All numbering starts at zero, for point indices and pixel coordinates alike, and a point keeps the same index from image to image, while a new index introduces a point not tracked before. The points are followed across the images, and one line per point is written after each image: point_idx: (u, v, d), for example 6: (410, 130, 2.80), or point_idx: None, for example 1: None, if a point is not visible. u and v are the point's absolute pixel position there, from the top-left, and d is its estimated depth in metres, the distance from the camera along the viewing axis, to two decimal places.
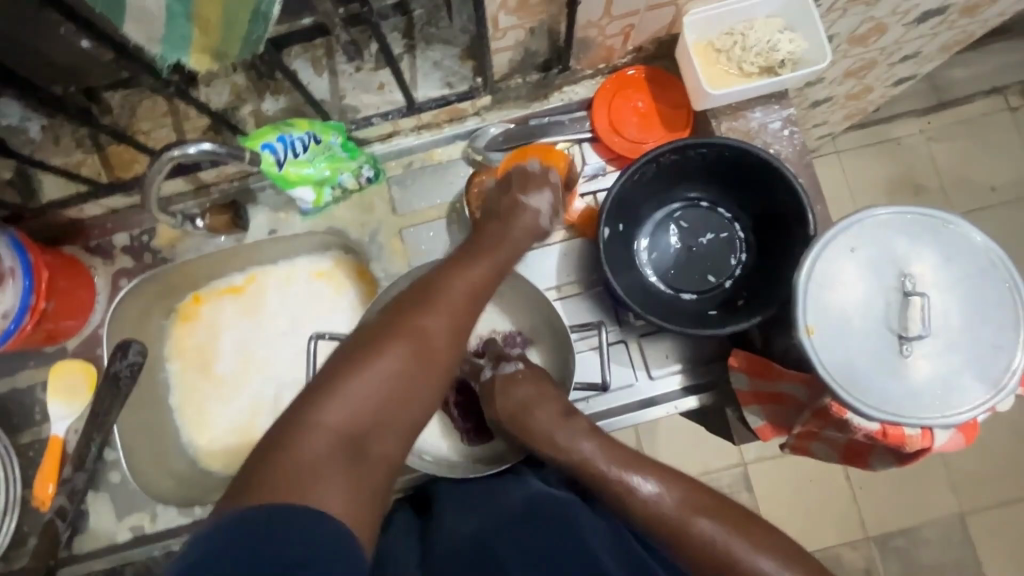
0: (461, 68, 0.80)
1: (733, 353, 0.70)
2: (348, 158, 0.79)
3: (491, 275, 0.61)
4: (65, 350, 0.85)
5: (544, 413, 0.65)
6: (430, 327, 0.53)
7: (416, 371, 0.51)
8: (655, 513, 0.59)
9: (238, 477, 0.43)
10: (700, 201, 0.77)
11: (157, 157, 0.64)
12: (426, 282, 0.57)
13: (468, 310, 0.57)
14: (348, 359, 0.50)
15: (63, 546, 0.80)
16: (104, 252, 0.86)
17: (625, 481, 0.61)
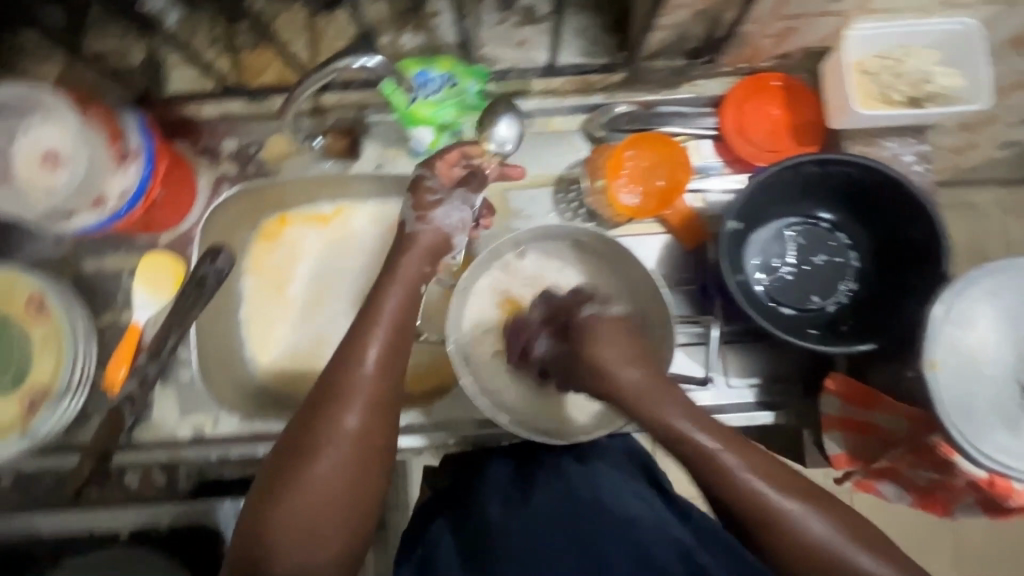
0: (604, 40, 0.78)
1: (829, 377, 0.69)
2: (475, 109, 0.79)
3: (389, 357, 0.63)
4: (157, 243, 0.86)
5: (636, 372, 0.61)
6: (343, 422, 0.59)
7: (338, 470, 0.58)
8: (756, 503, 0.55)
9: None
10: (822, 221, 0.76)
11: (326, 64, 0.68)
12: (334, 374, 0.62)
13: (389, 392, 0.63)
14: (276, 483, 0.58)
15: (126, 431, 0.81)
16: (210, 155, 0.86)
17: (722, 462, 0.56)
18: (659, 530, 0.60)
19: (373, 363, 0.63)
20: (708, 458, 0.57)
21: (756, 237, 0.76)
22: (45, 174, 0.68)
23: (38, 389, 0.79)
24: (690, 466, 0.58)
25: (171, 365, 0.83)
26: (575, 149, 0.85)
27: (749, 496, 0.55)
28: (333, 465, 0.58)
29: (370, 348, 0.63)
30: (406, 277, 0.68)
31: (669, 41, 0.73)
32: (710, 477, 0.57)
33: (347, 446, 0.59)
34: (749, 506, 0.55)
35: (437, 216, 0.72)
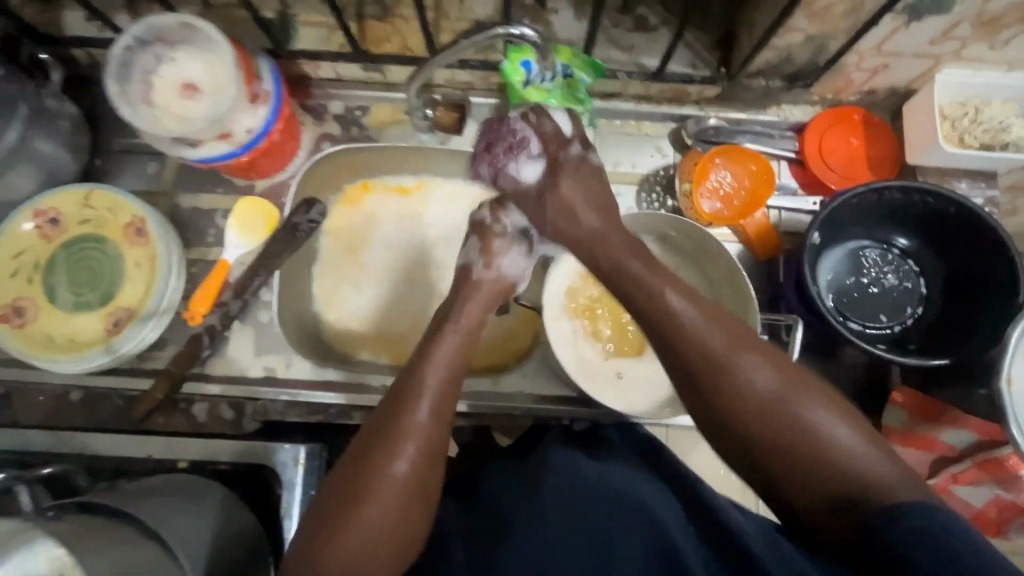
0: (708, 55, 0.84)
1: (898, 390, 0.76)
2: (578, 102, 0.82)
3: (440, 407, 0.64)
4: (254, 188, 0.89)
5: (649, 276, 0.64)
6: (394, 468, 0.59)
7: (389, 514, 0.57)
8: (749, 385, 0.56)
9: None
10: (895, 247, 0.81)
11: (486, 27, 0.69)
12: (384, 422, 0.62)
13: (437, 446, 0.62)
14: (324, 523, 0.57)
15: (200, 362, 0.83)
16: (317, 113, 0.91)
17: (710, 342, 0.58)
18: (671, 514, 0.62)
19: (427, 412, 0.63)
20: (722, 364, 0.57)
21: (832, 254, 0.81)
22: (182, 102, 0.72)
23: (125, 309, 0.81)
24: (695, 362, 0.58)
25: (252, 305, 0.86)
26: (661, 153, 0.90)
27: (757, 399, 0.55)
28: (383, 507, 0.57)
29: (422, 402, 0.63)
30: (476, 296, 0.75)
31: (773, 63, 0.78)
32: (717, 377, 0.57)
33: (387, 496, 0.58)
34: (758, 418, 0.55)
35: (502, 262, 0.78)
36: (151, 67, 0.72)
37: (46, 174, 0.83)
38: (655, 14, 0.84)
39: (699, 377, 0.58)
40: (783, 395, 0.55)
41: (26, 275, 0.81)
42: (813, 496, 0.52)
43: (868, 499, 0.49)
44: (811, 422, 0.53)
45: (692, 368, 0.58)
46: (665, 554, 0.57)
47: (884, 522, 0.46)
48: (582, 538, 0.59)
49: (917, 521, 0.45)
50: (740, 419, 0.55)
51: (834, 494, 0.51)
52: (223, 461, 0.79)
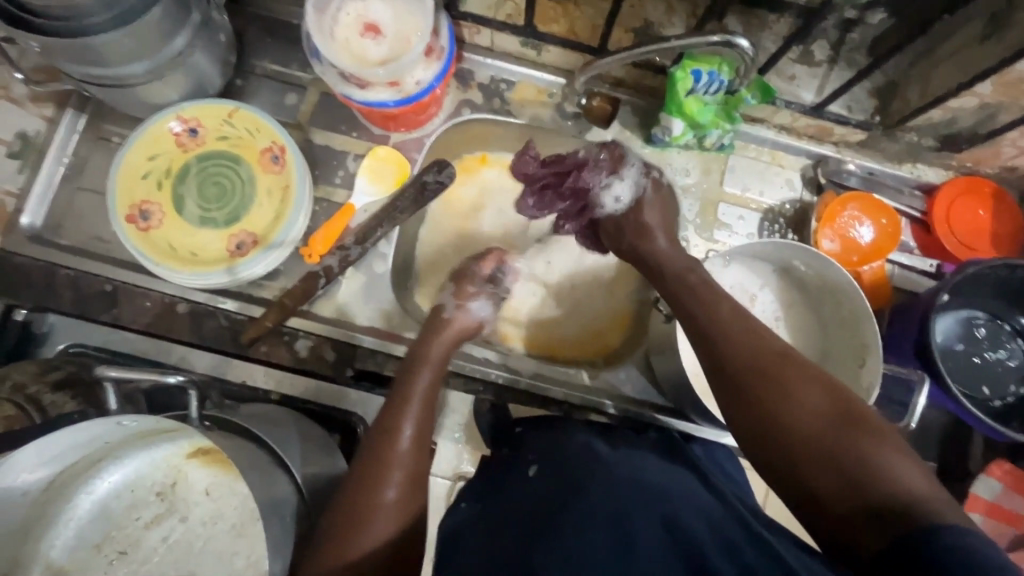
0: (865, 101, 0.85)
1: (998, 464, 0.77)
2: (731, 121, 0.84)
3: (425, 429, 0.63)
4: (388, 139, 0.89)
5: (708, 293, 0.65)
6: (384, 483, 0.58)
7: (391, 533, 0.56)
8: (796, 413, 0.52)
9: None
10: (1005, 324, 0.83)
11: (702, 33, 0.71)
12: (373, 451, 0.60)
13: (421, 456, 0.61)
14: (340, 520, 0.56)
15: (311, 299, 0.82)
16: (462, 78, 0.91)
17: (757, 360, 0.57)
18: (698, 508, 0.56)
19: (409, 437, 0.61)
20: (772, 388, 0.54)
21: (946, 318, 0.83)
22: (362, 41, 0.72)
23: (249, 234, 0.81)
24: (740, 384, 0.56)
25: (369, 254, 0.86)
26: (790, 185, 0.91)
27: (806, 427, 0.51)
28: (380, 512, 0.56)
29: (407, 425, 0.62)
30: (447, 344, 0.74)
31: (935, 121, 0.80)
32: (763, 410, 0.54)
33: (392, 493, 0.57)
34: (808, 438, 0.50)
35: (473, 305, 0.79)
36: (340, 2, 0.72)
37: (193, 84, 0.83)
38: (820, 50, 0.85)
39: (750, 397, 0.55)
40: (835, 422, 0.50)
41: (157, 179, 0.81)
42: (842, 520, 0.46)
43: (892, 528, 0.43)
44: (871, 452, 0.47)
45: (738, 389, 0.56)
46: (680, 540, 0.52)
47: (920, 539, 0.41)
48: (603, 518, 0.54)
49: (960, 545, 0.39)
50: (780, 449, 0.52)
51: (879, 516, 0.44)
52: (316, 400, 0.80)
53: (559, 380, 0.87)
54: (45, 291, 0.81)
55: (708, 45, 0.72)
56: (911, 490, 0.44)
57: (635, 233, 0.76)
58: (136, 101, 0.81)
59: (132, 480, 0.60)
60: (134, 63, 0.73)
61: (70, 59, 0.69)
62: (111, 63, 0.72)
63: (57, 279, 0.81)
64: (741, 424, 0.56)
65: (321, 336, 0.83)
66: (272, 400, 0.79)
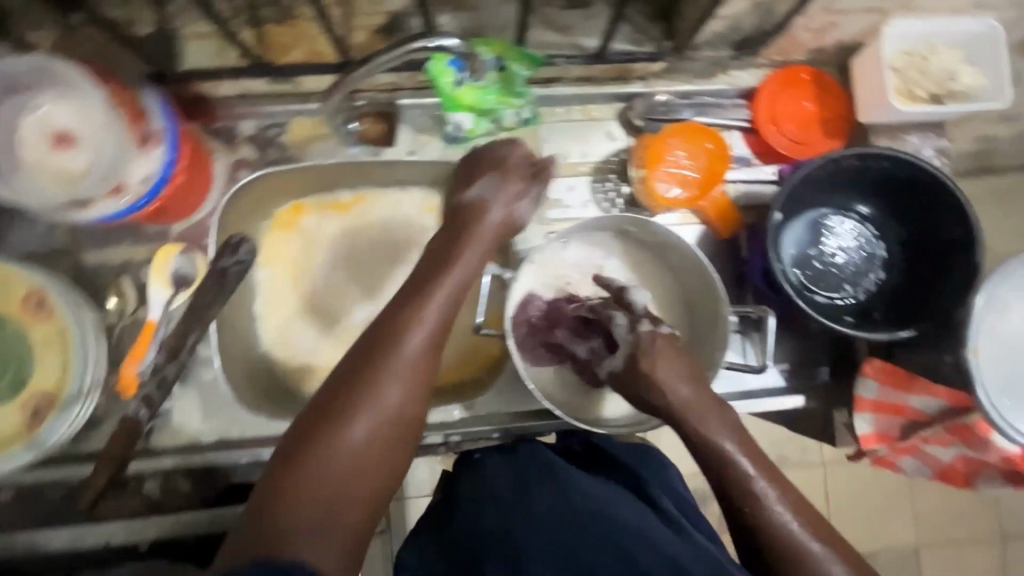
0: (651, 28, 0.78)
1: (869, 362, 0.73)
2: (518, 95, 0.76)
3: (413, 406, 0.59)
4: (168, 233, 0.79)
5: (681, 383, 0.63)
6: (342, 444, 0.55)
7: (352, 469, 0.54)
8: (780, 536, 0.54)
9: (257, 500, 0.52)
10: (854, 214, 0.79)
11: (400, 43, 0.63)
12: (319, 408, 0.57)
13: (399, 420, 0.58)
14: (279, 483, 0.52)
15: (142, 437, 0.75)
16: (226, 136, 0.80)
17: (754, 486, 0.56)
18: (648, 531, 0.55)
19: (360, 433, 0.56)
20: (760, 493, 0.56)
21: (792, 226, 0.79)
22: (56, 155, 0.61)
23: (41, 396, 0.71)
24: (734, 505, 0.57)
25: (191, 364, 0.77)
26: (611, 137, 0.85)
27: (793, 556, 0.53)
28: (322, 480, 0.53)
29: (394, 387, 0.58)
30: (480, 236, 0.72)
31: (720, 31, 0.73)
32: (740, 509, 0.56)
33: (358, 439, 0.55)
34: (782, 542, 0.53)
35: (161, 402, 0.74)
36: (13, 119, 0.61)
37: None
38: None
39: (744, 518, 0.56)
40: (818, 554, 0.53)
41: None
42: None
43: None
44: None
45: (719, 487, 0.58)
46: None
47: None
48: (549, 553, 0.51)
49: None
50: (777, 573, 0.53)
51: None
52: (188, 534, 0.74)
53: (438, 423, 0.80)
54: None
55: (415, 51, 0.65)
56: None
57: (645, 388, 0.65)
58: None
59: None
60: None
61: None
62: None
63: None
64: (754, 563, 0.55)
65: (168, 469, 0.76)
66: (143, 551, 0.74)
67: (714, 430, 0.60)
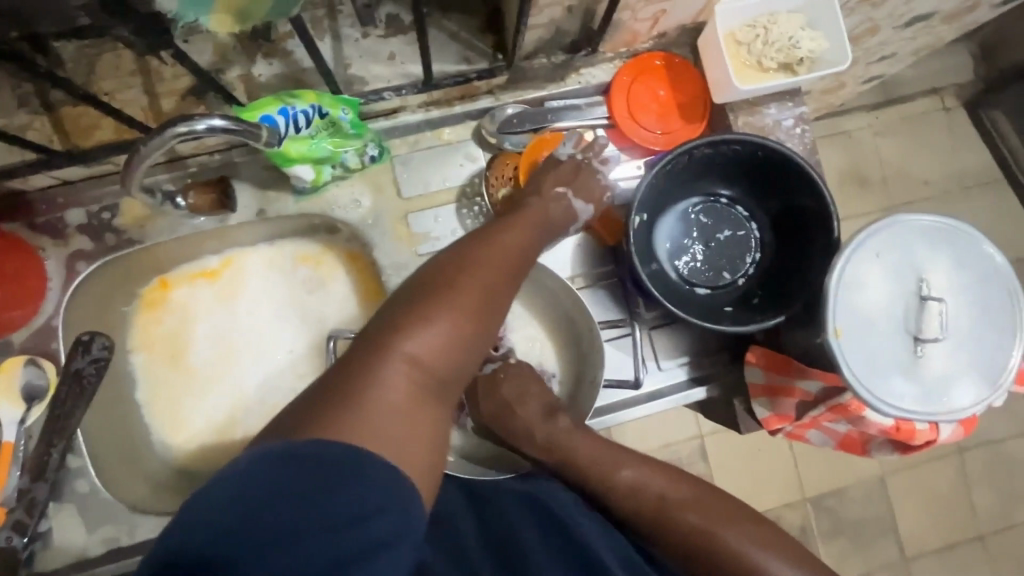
0: (481, 43, 0.74)
1: (750, 350, 0.73)
2: (354, 135, 0.72)
3: (479, 322, 0.52)
4: (11, 344, 0.74)
5: (528, 410, 0.66)
6: (434, 318, 0.49)
7: (434, 352, 0.48)
8: (639, 505, 0.60)
9: (297, 402, 0.44)
10: (722, 199, 0.78)
11: (161, 130, 0.54)
12: (420, 282, 0.53)
13: (482, 329, 0.52)
14: (360, 363, 0.46)
15: (25, 563, 0.71)
16: (53, 230, 0.75)
17: (608, 474, 0.62)
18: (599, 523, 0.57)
19: (452, 308, 0.51)
20: (609, 479, 0.62)
21: (663, 221, 0.78)
22: None
23: None
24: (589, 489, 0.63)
25: (63, 477, 0.73)
26: (471, 158, 0.81)
27: (670, 527, 0.58)
28: (414, 384, 0.46)
29: (451, 299, 0.51)
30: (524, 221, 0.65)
31: (545, 38, 0.70)
32: (600, 488, 0.62)
33: (428, 342, 0.48)
34: (645, 510, 0.60)
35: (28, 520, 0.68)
36: None
37: None
38: (404, 12, 0.73)
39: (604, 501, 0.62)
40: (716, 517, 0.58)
41: None
42: (673, 556, 0.58)
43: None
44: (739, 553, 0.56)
45: (590, 478, 0.63)
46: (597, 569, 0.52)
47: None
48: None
49: None
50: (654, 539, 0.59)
51: None
52: None
53: None
54: None
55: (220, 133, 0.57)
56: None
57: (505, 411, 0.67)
58: None
59: None
60: None
61: None
62: None
63: None
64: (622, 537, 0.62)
65: None
66: None
67: (565, 441, 0.64)
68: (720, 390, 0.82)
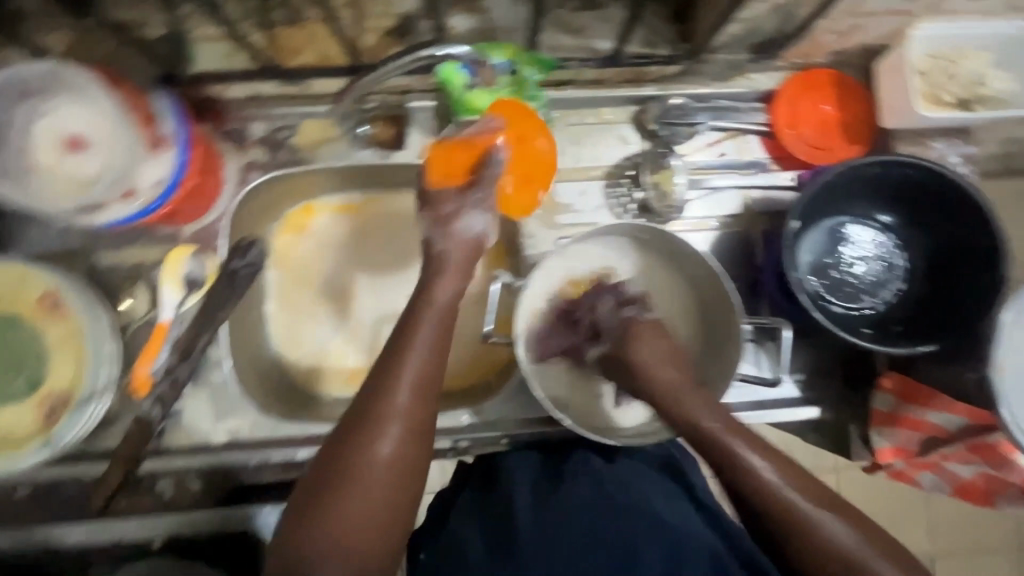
0: (667, 29, 0.76)
1: (885, 375, 0.73)
2: (531, 98, 0.75)
3: (423, 419, 0.54)
4: (181, 234, 0.80)
5: (667, 369, 0.62)
6: (373, 462, 0.51)
7: (381, 502, 0.51)
8: (764, 491, 0.53)
9: (282, 533, 0.51)
10: (874, 222, 0.77)
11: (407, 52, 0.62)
12: (378, 383, 0.55)
13: (421, 428, 0.54)
14: (309, 500, 0.51)
15: (155, 437, 0.76)
16: (236, 138, 0.80)
17: (731, 448, 0.55)
18: (681, 513, 0.64)
19: (408, 396, 0.54)
20: (736, 452, 0.55)
21: (811, 234, 0.77)
22: (66, 159, 0.61)
23: (58, 394, 0.72)
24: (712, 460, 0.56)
25: (203, 365, 0.78)
26: (625, 140, 0.84)
27: (786, 517, 0.52)
28: (356, 520, 0.50)
29: (387, 440, 0.52)
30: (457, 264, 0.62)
31: (738, 34, 0.72)
32: (726, 466, 0.55)
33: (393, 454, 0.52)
34: (759, 490, 0.53)
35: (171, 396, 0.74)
36: (26, 124, 0.61)
37: None
38: None
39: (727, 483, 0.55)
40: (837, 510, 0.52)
41: None
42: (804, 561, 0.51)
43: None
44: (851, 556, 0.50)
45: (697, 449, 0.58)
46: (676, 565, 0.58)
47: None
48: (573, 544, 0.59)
49: None
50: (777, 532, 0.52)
51: None
52: (199, 535, 0.74)
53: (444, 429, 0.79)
54: None
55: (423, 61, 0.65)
56: None
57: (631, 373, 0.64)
58: None
59: None
60: None
61: None
62: None
63: None
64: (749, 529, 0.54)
65: (182, 468, 0.77)
66: (156, 548, 0.74)
67: (692, 409, 0.59)
68: (834, 416, 0.77)
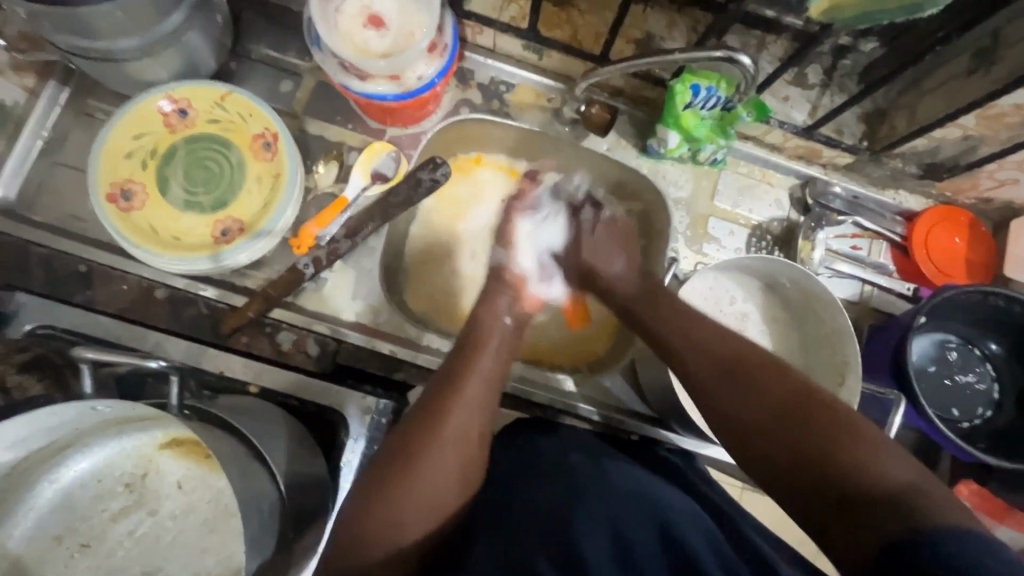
0: (855, 126, 0.88)
1: (965, 483, 0.82)
2: (725, 135, 0.84)
3: (478, 425, 0.60)
4: (384, 133, 0.88)
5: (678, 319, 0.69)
6: (446, 438, 0.58)
7: (446, 478, 0.57)
8: (731, 402, 0.61)
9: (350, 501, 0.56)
10: (977, 349, 0.85)
11: (705, 48, 0.71)
12: (436, 395, 0.61)
13: (484, 409, 0.62)
14: (374, 484, 0.56)
15: (297, 291, 0.81)
16: (462, 77, 0.90)
17: (691, 358, 0.65)
18: (693, 517, 0.54)
19: (475, 388, 0.62)
20: (703, 368, 0.64)
21: (923, 339, 0.85)
22: (363, 32, 0.72)
23: (236, 221, 0.79)
24: (701, 389, 0.64)
25: (358, 249, 0.84)
26: (779, 204, 0.93)
27: (762, 419, 0.58)
28: (429, 493, 0.56)
29: (456, 414, 0.60)
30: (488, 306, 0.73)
31: (919, 148, 0.84)
32: (697, 383, 0.64)
33: (461, 434, 0.59)
34: (775, 437, 0.57)
35: (330, 260, 0.80)
36: None
37: (185, 63, 0.80)
38: (813, 75, 0.87)
39: (711, 401, 0.62)
40: (811, 417, 0.56)
41: (141, 159, 0.79)
42: (811, 472, 0.54)
43: (855, 488, 0.51)
44: (852, 455, 0.53)
45: (726, 429, 0.61)
46: (673, 544, 0.51)
47: (935, 546, 0.44)
48: (599, 519, 0.53)
49: (956, 547, 0.43)
50: (764, 438, 0.58)
51: (864, 505, 0.50)
52: (295, 396, 0.76)
53: (546, 386, 0.86)
54: (16, 270, 0.76)
55: (709, 60, 0.73)
56: (888, 484, 0.50)
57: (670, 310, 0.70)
58: (124, 78, 0.78)
59: (99, 470, 0.61)
60: (127, 37, 0.71)
61: (58, 27, 0.67)
62: (101, 35, 0.69)
63: (28, 258, 0.77)
64: (747, 453, 0.59)
65: (308, 330, 0.82)
66: (250, 392, 0.75)
67: (682, 335, 0.67)
68: None
